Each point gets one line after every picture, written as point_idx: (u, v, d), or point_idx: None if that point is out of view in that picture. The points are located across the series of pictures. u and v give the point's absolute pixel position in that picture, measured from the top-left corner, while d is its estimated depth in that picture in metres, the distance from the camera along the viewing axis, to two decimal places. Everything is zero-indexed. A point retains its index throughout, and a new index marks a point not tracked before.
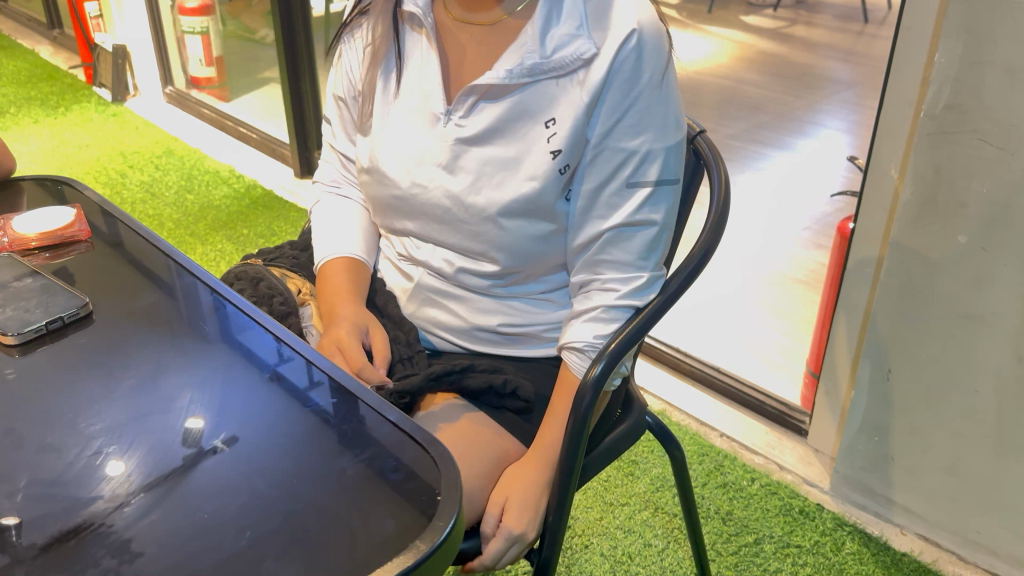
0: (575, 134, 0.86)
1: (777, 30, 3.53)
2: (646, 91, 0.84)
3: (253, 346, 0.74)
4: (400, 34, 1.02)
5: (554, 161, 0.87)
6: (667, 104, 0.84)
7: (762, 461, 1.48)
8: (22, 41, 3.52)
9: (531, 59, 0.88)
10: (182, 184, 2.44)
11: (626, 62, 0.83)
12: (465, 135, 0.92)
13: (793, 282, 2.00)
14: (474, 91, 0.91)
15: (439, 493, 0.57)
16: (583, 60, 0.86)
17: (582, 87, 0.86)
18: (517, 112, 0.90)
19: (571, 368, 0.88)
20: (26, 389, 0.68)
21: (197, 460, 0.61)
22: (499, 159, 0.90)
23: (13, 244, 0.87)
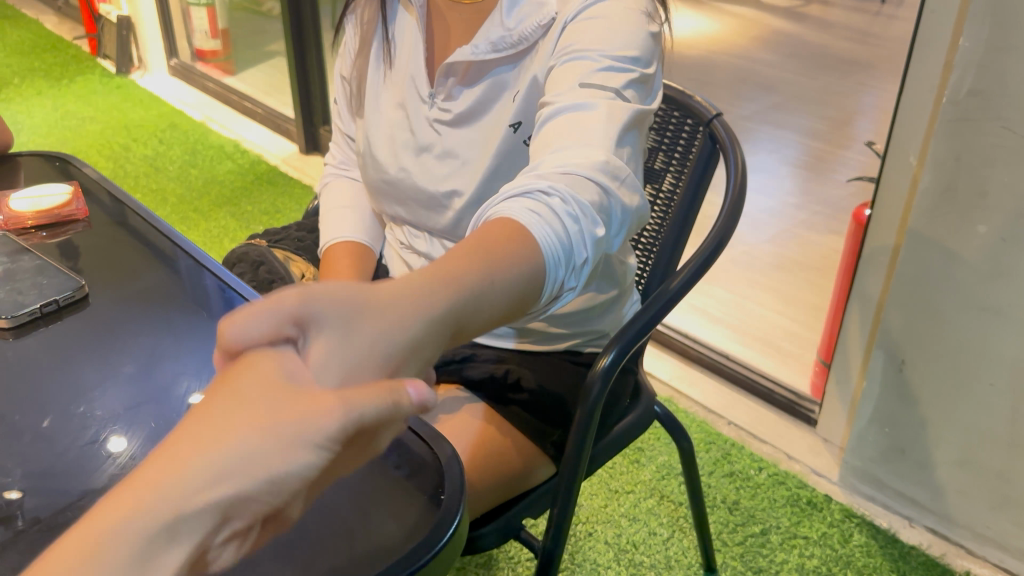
0: (534, 105, 0.84)
1: (793, 9, 3.46)
2: (611, 22, 0.75)
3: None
4: (389, 12, 0.99)
5: (515, 133, 0.85)
6: (637, 37, 0.74)
7: (770, 451, 1.46)
8: (27, 11, 3.48)
9: (496, 33, 0.85)
10: (186, 158, 2.41)
11: (595, 8, 0.78)
12: (447, 118, 0.90)
13: (806, 267, 1.97)
14: (453, 73, 0.89)
15: (444, 493, 0.56)
16: (542, 27, 0.82)
17: (540, 56, 0.82)
18: (495, 92, 0.88)
19: (507, 211, 0.60)
20: (22, 373, 0.66)
21: None
22: (473, 143, 0.88)
23: (9, 222, 0.85)
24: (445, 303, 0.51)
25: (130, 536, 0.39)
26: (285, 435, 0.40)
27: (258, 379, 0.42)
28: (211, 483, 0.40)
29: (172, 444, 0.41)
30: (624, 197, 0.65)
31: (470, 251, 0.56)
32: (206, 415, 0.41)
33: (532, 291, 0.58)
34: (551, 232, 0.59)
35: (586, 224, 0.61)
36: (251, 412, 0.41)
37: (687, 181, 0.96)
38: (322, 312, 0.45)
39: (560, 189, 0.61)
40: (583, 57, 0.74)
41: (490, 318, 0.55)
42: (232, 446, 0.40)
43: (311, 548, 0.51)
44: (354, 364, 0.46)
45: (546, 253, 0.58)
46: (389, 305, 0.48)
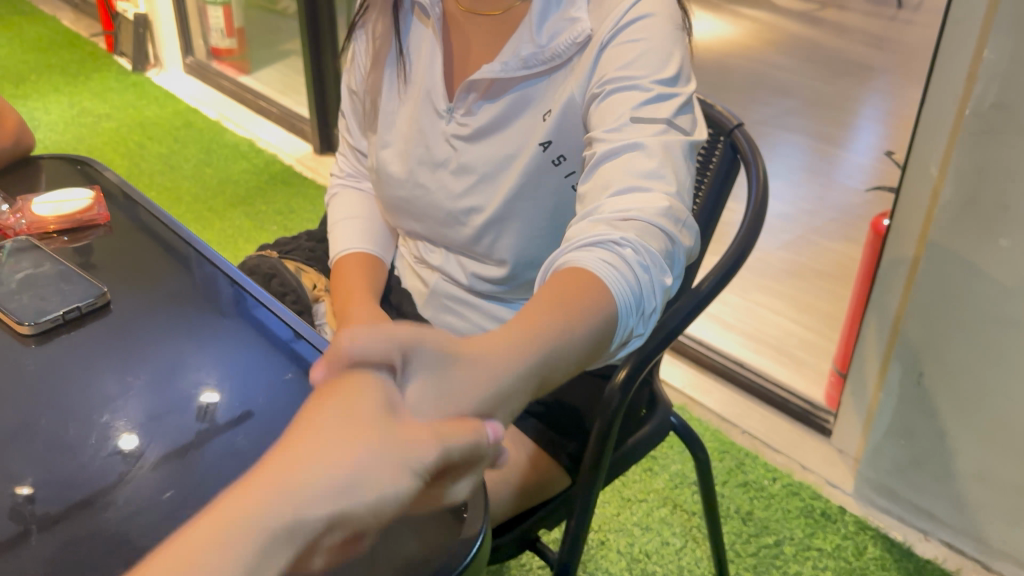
0: (567, 123, 0.83)
1: (809, 13, 3.45)
2: (649, 48, 0.75)
3: (280, 333, 0.72)
4: (401, 26, 0.98)
5: (544, 152, 0.84)
6: (674, 59, 0.75)
7: (785, 461, 1.45)
8: (43, 7, 3.49)
9: (526, 49, 0.84)
10: (201, 157, 2.42)
11: (630, 26, 0.77)
12: (465, 133, 0.89)
13: (821, 275, 1.96)
14: (475, 88, 0.88)
15: (465, 510, 0.55)
16: (577, 44, 0.82)
17: (575, 75, 0.82)
18: (517, 108, 0.87)
19: (583, 260, 0.61)
20: (45, 379, 0.66)
21: (206, 437, 0.60)
22: (491, 159, 0.88)
23: (32, 227, 0.85)
24: (533, 357, 0.53)
25: (255, 531, 0.39)
26: (401, 453, 0.43)
27: (370, 401, 0.45)
28: (332, 488, 0.41)
29: (285, 451, 0.42)
30: (684, 240, 0.66)
31: (550, 302, 0.58)
32: (322, 425, 0.43)
33: (611, 335, 0.59)
34: (626, 284, 0.60)
35: (655, 272, 0.63)
36: (367, 432, 0.43)
37: (707, 190, 0.95)
38: (423, 350, 0.49)
39: (631, 239, 0.62)
40: (629, 84, 0.73)
41: (572, 361, 0.56)
42: (355, 457, 0.42)
43: None
44: (447, 398, 0.49)
45: (620, 303, 0.60)
46: (478, 355, 0.51)
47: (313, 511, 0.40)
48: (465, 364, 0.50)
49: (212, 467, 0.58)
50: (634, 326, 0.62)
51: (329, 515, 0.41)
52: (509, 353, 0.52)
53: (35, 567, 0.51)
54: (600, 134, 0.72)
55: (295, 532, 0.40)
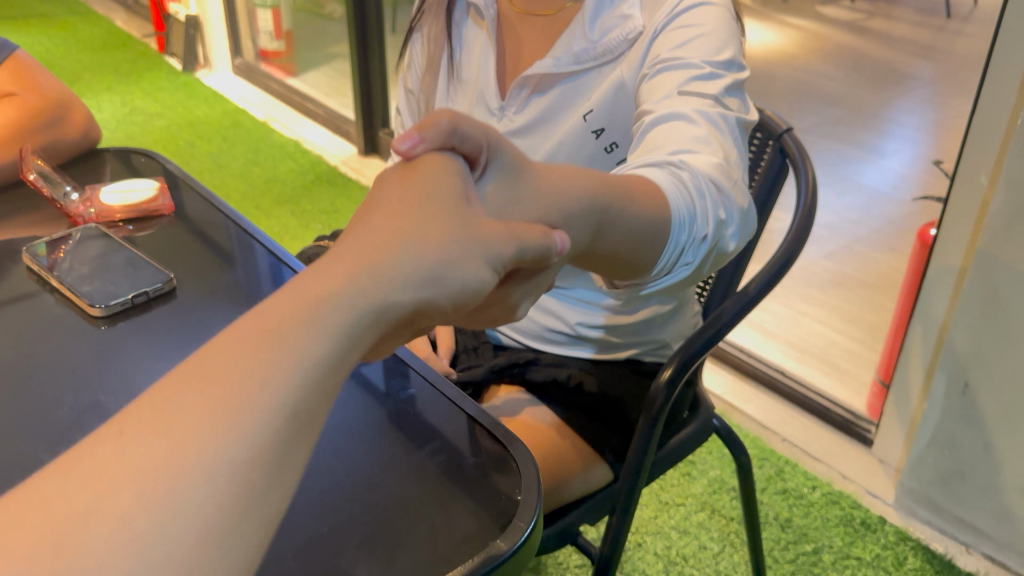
0: (618, 111, 0.85)
1: (855, 22, 3.41)
2: (702, 31, 0.76)
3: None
4: (455, 32, 1.00)
5: (599, 141, 0.87)
6: (730, 40, 0.75)
7: (824, 470, 1.45)
8: (97, 9, 3.58)
9: (578, 45, 0.86)
10: (248, 156, 2.47)
11: (684, 14, 0.78)
12: (515, 128, 0.91)
13: (864, 286, 1.94)
14: (527, 84, 0.90)
15: (519, 494, 0.57)
16: (629, 40, 0.84)
17: (627, 64, 0.84)
18: (568, 100, 0.89)
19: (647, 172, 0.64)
20: (111, 360, 0.68)
21: None
22: (544, 150, 0.90)
23: (100, 215, 0.88)
24: (585, 199, 0.57)
25: (333, 320, 0.39)
26: (482, 242, 0.47)
27: (448, 185, 0.49)
28: (424, 260, 0.44)
29: (366, 237, 0.44)
30: (737, 198, 0.66)
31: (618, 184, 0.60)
32: (417, 202, 0.47)
33: (661, 235, 0.62)
34: (681, 199, 0.62)
35: (710, 201, 0.64)
36: (444, 226, 0.46)
37: (755, 193, 0.95)
38: (503, 154, 0.55)
39: (687, 164, 0.64)
40: (680, 65, 0.74)
41: (625, 242, 0.61)
42: (441, 242, 0.45)
43: (389, 541, 0.53)
44: (519, 203, 0.55)
45: (674, 214, 0.62)
46: (549, 179, 0.57)
47: (397, 296, 0.42)
48: (534, 178, 0.56)
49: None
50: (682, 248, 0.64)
51: (411, 301, 0.42)
52: (573, 187, 0.57)
53: None
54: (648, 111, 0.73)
55: (350, 344, 0.39)
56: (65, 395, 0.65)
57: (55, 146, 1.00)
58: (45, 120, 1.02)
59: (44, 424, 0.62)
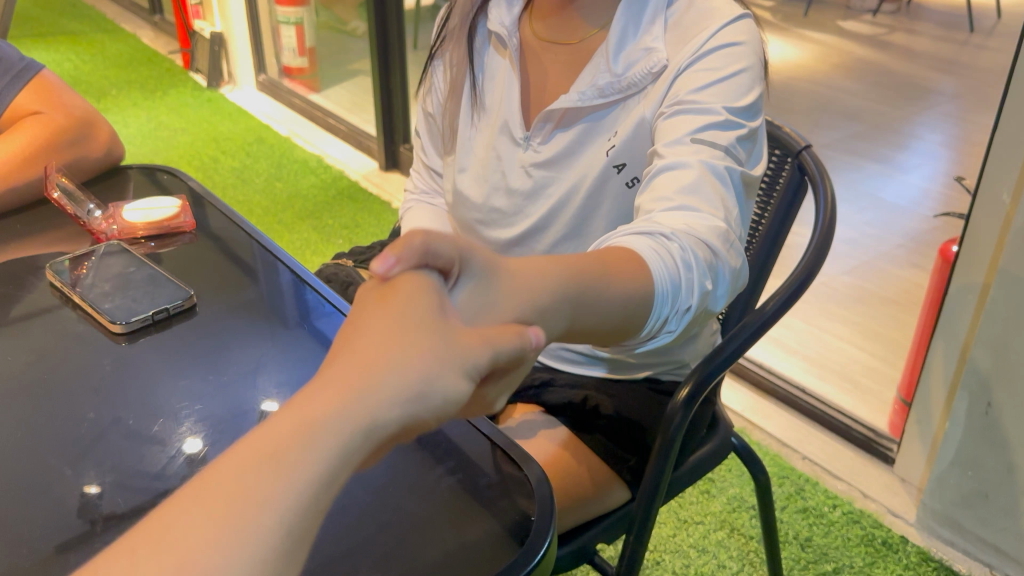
0: (640, 146, 0.85)
1: (876, 37, 3.39)
2: (725, 72, 0.76)
3: None
4: (478, 57, 1.00)
5: (621, 174, 0.86)
6: (747, 87, 0.76)
7: (845, 488, 1.43)
8: (124, 26, 3.64)
9: (604, 79, 0.86)
10: (271, 171, 2.49)
11: (709, 56, 0.78)
12: (541, 160, 0.91)
13: (886, 302, 1.92)
14: (550, 117, 0.90)
15: (534, 515, 0.57)
16: (653, 74, 0.83)
17: (649, 99, 0.83)
18: (591, 136, 0.89)
19: (630, 242, 0.64)
20: (131, 376, 0.69)
21: None
22: (567, 185, 0.89)
23: (123, 232, 0.89)
24: (563, 288, 0.57)
25: (337, 432, 0.41)
26: (454, 354, 0.46)
27: (425, 302, 0.47)
28: (406, 383, 0.43)
29: (351, 353, 0.44)
30: (730, 260, 0.67)
31: (597, 258, 0.61)
32: (392, 319, 0.45)
33: (642, 314, 0.62)
34: (667, 272, 0.63)
35: (697, 276, 0.64)
36: (423, 339, 0.45)
37: (774, 211, 0.94)
38: (474, 263, 0.53)
39: (680, 236, 0.64)
40: (697, 107, 0.75)
41: (603, 321, 0.60)
42: (419, 356, 0.44)
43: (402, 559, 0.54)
44: (492, 311, 0.53)
45: (657, 288, 0.62)
46: (519, 277, 0.55)
47: (385, 413, 0.42)
48: (506, 279, 0.54)
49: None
50: (668, 319, 0.64)
51: (399, 417, 0.43)
52: (552, 281, 0.57)
53: None
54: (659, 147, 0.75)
55: (370, 435, 0.42)
56: (87, 410, 0.65)
57: (79, 164, 1.02)
58: (69, 138, 1.04)
59: (64, 439, 0.63)
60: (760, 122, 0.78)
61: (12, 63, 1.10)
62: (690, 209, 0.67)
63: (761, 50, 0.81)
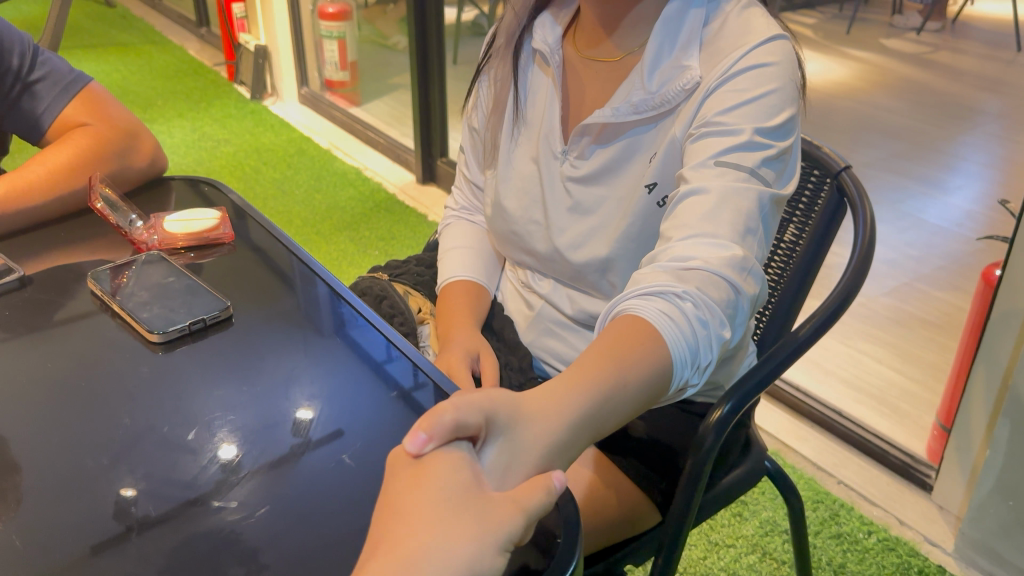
0: (671, 166, 0.84)
1: (919, 55, 3.33)
2: (759, 94, 0.75)
3: (386, 352, 0.75)
4: (521, 72, 1.00)
5: (651, 195, 0.85)
6: (777, 110, 0.75)
7: (881, 514, 1.40)
8: (171, 38, 3.72)
9: (638, 95, 0.86)
10: (311, 183, 2.52)
11: (738, 76, 0.78)
12: (578, 175, 0.91)
13: (927, 325, 1.89)
14: (588, 132, 0.90)
15: (558, 535, 0.56)
16: (686, 92, 0.83)
17: (681, 118, 0.83)
18: (628, 152, 0.89)
19: (640, 310, 0.65)
20: (166, 384, 0.70)
21: (304, 450, 0.64)
22: (604, 200, 0.89)
23: (163, 242, 0.91)
24: (585, 409, 0.58)
25: None
26: (493, 532, 0.48)
27: (456, 483, 0.50)
28: (453, 569, 0.46)
29: (393, 544, 0.47)
30: (749, 289, 0.68)
31: (607, 349, 0.62)
32: (427, 501, 0.48)
33: (661, 387, 0.63)
34: (683, 336, 0.64)
35: (714, 328, 0.65)
36: (463, 525, 0.47)
37: (811, 234, 0.93)
38: (499, 421, 0.54)
39: (692, 294, 0.65)
40: (723, 130, 0.74)
41: (625, 411, 0.61)
42: (461, 545, 0.46)
43: None
44: (520, 465, 0.54)
45: (675, 354, 0.63)
46: (541, 415, 0.57)
47: None
48: (530, 426, 0.56)
49: (319, 476, 0.61)
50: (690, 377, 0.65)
51: None
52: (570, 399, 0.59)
53: (158, 558, 0.55)
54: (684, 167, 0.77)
55: None
56: (123, 418, 0.67)
57: (123, 173, 1.04)
58: (115, 148, 1.06)
59: (99, 447, 0.64)
60: (792, 142, 0.78)
61: (62, 75, 1.12)
62: (720, 243, 0.68)
63: (795, 70, 0.79)
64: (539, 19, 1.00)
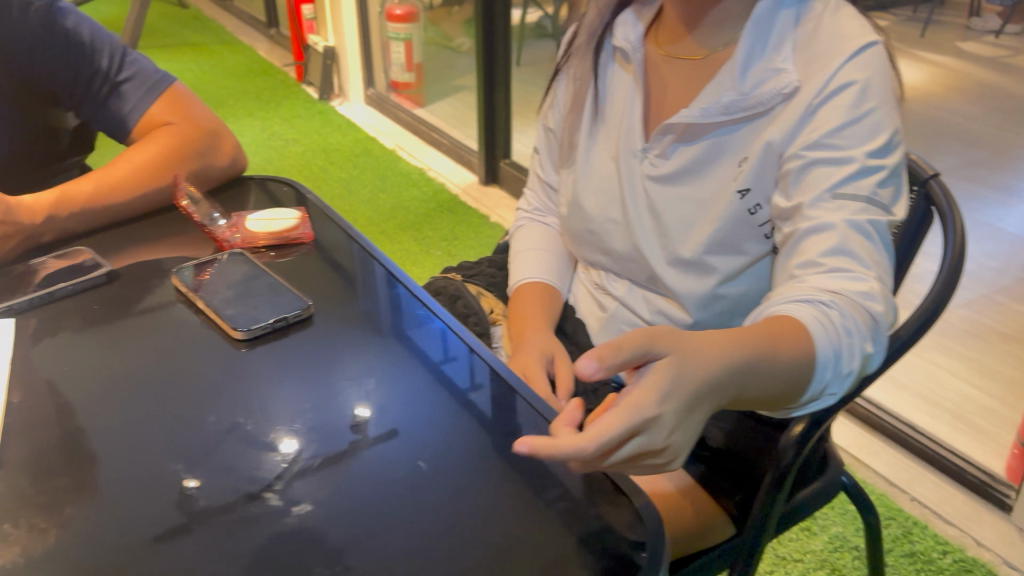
0: (766, 174, 0.81)
1: (998, 59, 3.21)
2: (861, 115, 0.73)
3: (444, 353, 0.76)
4: (601, 69, 0.99)
5: (743, 201, 0.82)
6: (884, 125, 0.73)
7: (957, 533, 1.36)
8: (243, 39, 3.80)
9: (728, 96, 0.83)
10: (376, 183, 2.55)
11: (837, 93, 0.75)
12: (657, 174, 0.89)
13: (1006, 339, 1.82)
14: (672, 130, 0.88)
15: (644, 548, 0.55)
16: (783, 95, 0.80)
17: (779, 123, 0.80)
18: (714, 153, 0.86)
19: (789, 312, 0.66)
20: (235, 376, 0.72)
21: (360, 446, 0.64)
22: (688, 201, 0.88)
23: (245, 241, 0.92)
24: (740, 373, 0.60)
25: None
26: None
27: None
28: None
29: None
30: (887, 316, 0.68)
31: (764, 331, 0.64)
32: None
33: (802, 381, 0.65)
34: (829, 341, 0.65)
35: (857, 339, 0.66)
36: None
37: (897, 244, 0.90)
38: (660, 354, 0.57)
39: (840, 304, 0.66)
40: (834, 156, 0.73)
41: (772, 390, 0.63)
42: None
43: None
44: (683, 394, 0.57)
45: (821, 358, 0.64)
46: (701, 359, 0.58)
47: None
48: (692, 367, 0.58)
49: (378, 475, 0.62)
50: (828, 383, 0.67)
51: None
52: (725, 359, 0.59)
53: (245, 555, 0.55)
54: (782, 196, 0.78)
55: None
56: (206, 414, 0.68)
57: (206, 172, 1.06)
58: (198, 147, 1.08)
59: (182, 441, 0.65)
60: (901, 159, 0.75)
61: (149, 75, 1.15)
62: (858, 267, 0.68)
63: (890, 76, 0.76)
64: (621, 16, 0.99)
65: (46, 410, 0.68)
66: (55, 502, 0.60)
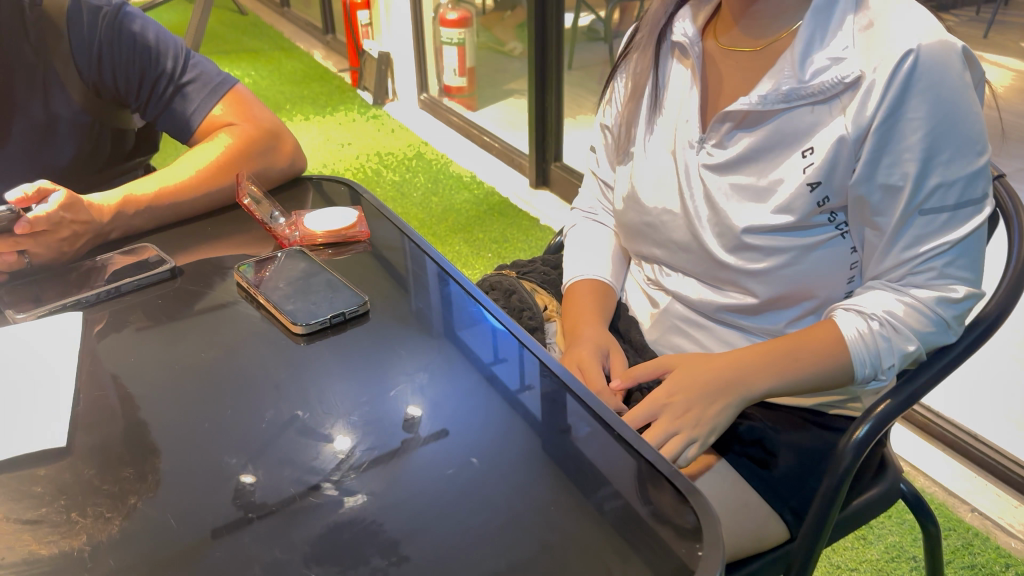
0: (837, 167, 0.80)
1: None
2: (928, 123, 0.74)
3: (495, 355, 0.76)
4: (661, 62, 0.99)
5: (814, 194, 0.81)
6: (956, 130, 0.73)
7: (1019, 546, 1.32)
8: (299, 45, 3.86)
9: (788, 84, 0.83)
10: (429, 186, 2.57)
11: (897, 103, 0.74)
12: (714, 162, 0.89)
13: None
14: (731, 118, 0.88)
15: (700, 548, 0.55)
16: (845, 84, 0.79)
17: (846, 113, 0.79)
18: (773, 140, 0.85)
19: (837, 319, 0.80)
20: (292, 374, 0.73)
21: (410, 446, 0.64)
22: (749, 189, 0.87)
23: (303, 239, 0.94)
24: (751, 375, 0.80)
25: None
26: None
27: None
28: None
29: None
30: (947, 314, 0.76)
31: (796, 340, 0.81)
32: None
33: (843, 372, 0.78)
34: (862, 347, 0.77)
35: (897, 343, 0.77)
36: None
37: None
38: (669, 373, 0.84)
39: (880, 315, 0.77)
40: (910, 177, 0.75)
41: (807, 381, 0.79)
42: None
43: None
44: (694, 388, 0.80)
45: (854, 358, 0.78)
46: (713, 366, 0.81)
47: None
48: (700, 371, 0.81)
49: (430, 470, 0.62)
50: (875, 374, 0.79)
51: None
52: (740, 363, 0.81)
53: (305, 546, 0.57)
54: (862, 209, 0.80)
55: None
56: (266, 408, 0.69)
57: (266, 173, 1.09)
58: (261, 148, 1.10)
59: (243, 435, 0.66)
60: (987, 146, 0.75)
61: (210, 77, 1.17)
62: (928, 271, 0.77)
63: (958, 68, 0.73)
64: (682, 10, 0.99)
65: (115, 401, 0.70)
66: (126, 491, 0.61)
